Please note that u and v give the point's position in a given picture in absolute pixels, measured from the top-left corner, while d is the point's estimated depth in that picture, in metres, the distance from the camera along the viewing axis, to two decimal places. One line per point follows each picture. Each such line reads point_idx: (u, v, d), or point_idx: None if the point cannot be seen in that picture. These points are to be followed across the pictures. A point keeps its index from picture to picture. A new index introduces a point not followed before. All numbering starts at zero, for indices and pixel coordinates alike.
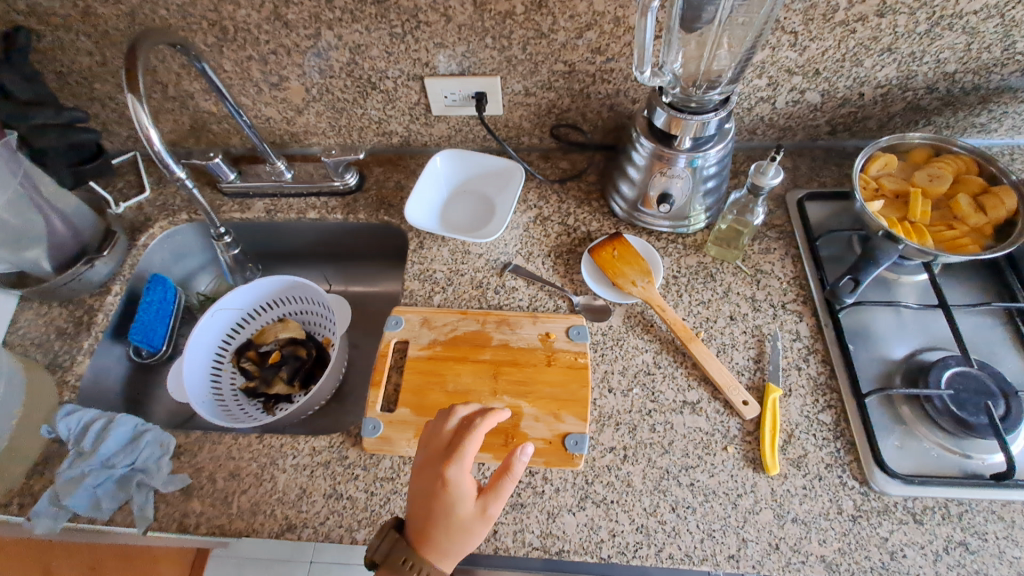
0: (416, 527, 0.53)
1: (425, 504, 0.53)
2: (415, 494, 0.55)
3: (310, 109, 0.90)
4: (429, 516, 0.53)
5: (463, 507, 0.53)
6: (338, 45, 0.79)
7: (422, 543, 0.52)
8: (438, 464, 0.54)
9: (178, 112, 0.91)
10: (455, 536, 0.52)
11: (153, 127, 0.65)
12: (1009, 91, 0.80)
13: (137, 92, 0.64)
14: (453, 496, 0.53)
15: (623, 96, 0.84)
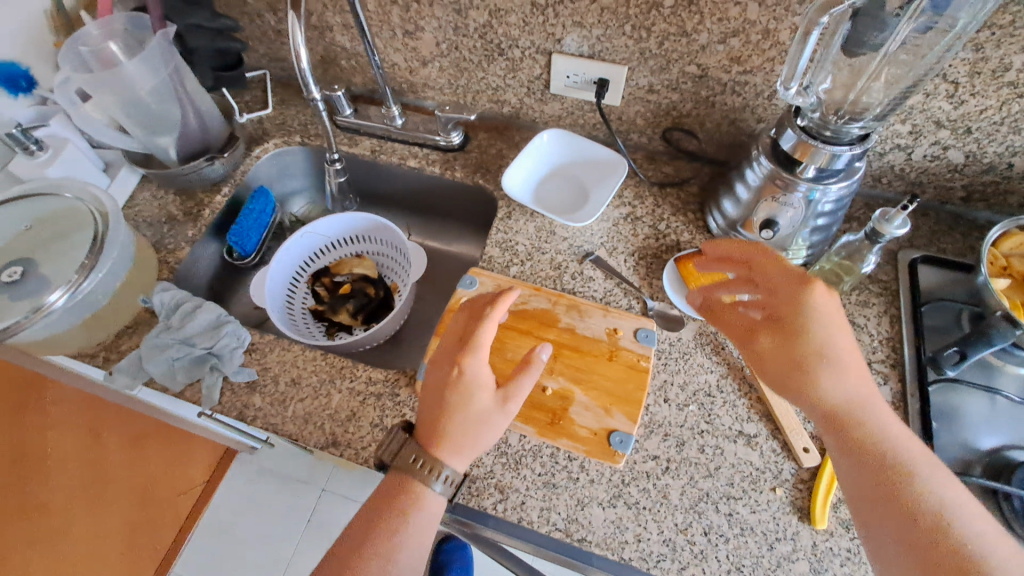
0: (430, 424, 0.58)
1: (438, 402, 0.58)
2: (427, 389, 0.61)
3: (434, 63, 0.92)
4: (442, 410, 0.58)
5: (479, 402, 0.58)
6: (480, 6, 0.80)
7: (435, 440, 0.58)
8: (450, 359, 0.61)
9: (315, 41, 0.95)
10: (471, 430, 0.57)
11: (304, 47, 0.69)
12: None
13: (298, 10, 0.67)
14: (467, 391, 0.58)
15: (749, 112, 0.81)
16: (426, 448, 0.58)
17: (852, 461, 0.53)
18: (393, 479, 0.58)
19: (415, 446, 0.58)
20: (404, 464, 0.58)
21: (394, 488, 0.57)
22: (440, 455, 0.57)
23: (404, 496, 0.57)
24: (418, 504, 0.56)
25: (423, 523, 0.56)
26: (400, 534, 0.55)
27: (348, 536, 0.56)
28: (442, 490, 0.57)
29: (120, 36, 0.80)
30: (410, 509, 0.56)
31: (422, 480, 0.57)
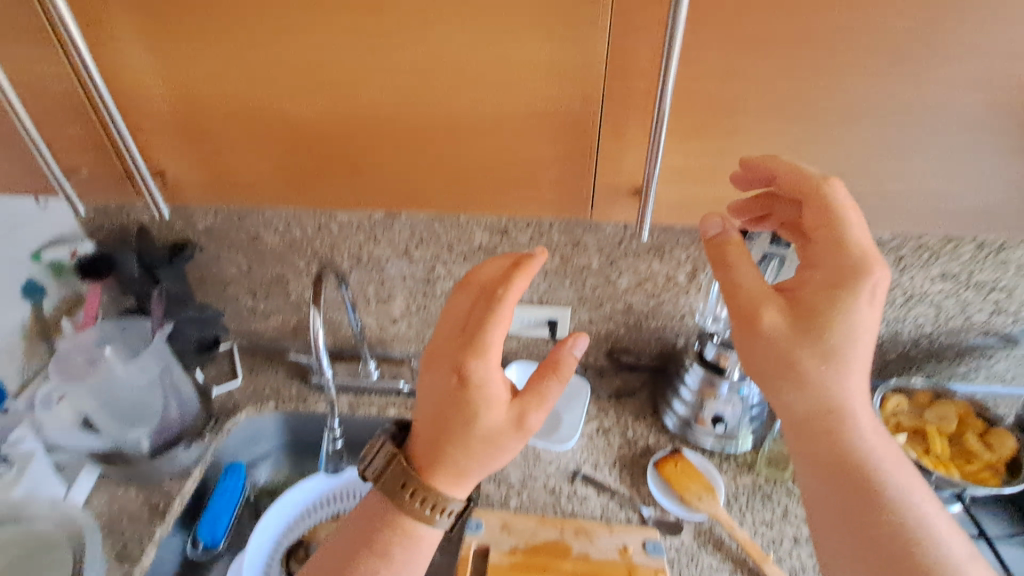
0: (430, 454, 0.54)
1: (438, 440, 0.53)
2: (426, 402, 0.54)
3: (403, 320, 1.06)
4: (444, 442, 0.53)
5: (490, 427, 0.52)
6: (446, 275, 0.98)
7: (436, 469, 0.54)
8: (451, 386, 0.52)
9: (288, 314, 1.05)
10: (476, 465, 0.53)
11: (322, 335, 0.76)
12: (980, 348, 0.99)
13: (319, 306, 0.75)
14: (472, 423, 0.52)
15: (670, 330, 1.00)
16: (430, 462, 0.54)
17: (822, 449, 0.54)
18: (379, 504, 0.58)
19: (410, 474, 0.55)
20: (397, 491, 0.55)
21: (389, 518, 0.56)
22: (441, 483, 0.54)
23: (403, 523, 0.56)
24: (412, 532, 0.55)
25: (411, 558, 0.56)
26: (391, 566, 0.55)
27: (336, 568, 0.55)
28: (447, 518, 0.55)
29: (125, 342, 0.92)
30: (398, 547, 0.55)
31: (417, 509, 0.54)
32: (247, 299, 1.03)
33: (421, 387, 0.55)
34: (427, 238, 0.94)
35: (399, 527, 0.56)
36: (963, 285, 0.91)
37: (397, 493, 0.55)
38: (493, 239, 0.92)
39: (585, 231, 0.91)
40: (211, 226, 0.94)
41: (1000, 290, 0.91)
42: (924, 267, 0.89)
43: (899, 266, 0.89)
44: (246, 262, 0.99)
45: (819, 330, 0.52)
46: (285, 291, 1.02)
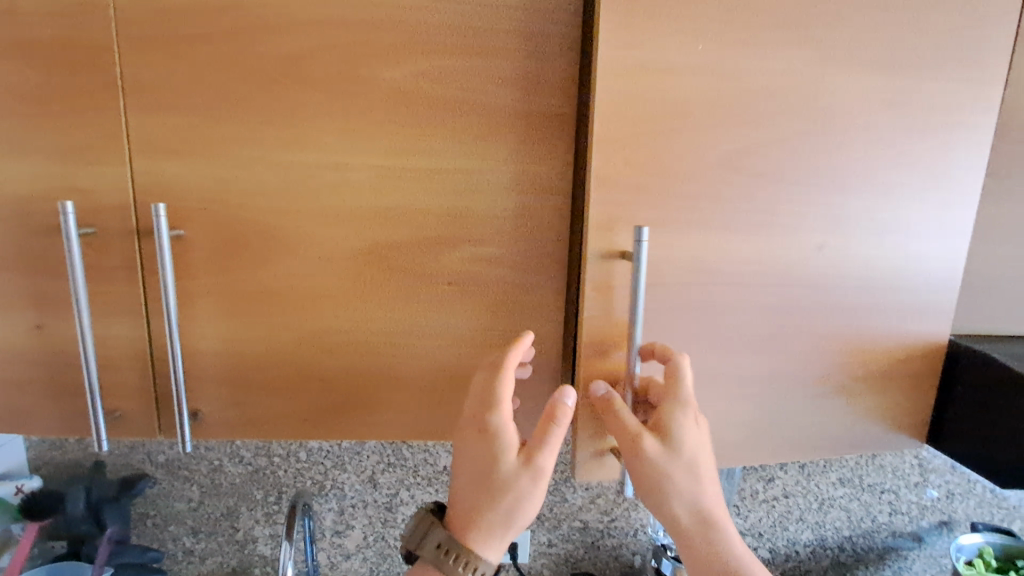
0: (462, 513, 0.54)
1: (464, 500, 0.53)
2: (451, 472, 0.55)
3: (358, 554, 1.02)
4: (469, 501, 0.53)
5: (504, 481, 0.52)
6: (409, 501, 1.01)
7: (463, 533, 0.54)
8: (467, 446, 0.53)
9: (231, 554, 0.99)
10: (503, 520, 0.53)
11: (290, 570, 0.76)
12: (894, 549, 1.10)
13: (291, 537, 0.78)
14: (490, 476, 0.52)
15: (626, 547, 1.01)
16: (463, 522, 0.54)
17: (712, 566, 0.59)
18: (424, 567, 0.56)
19: (443, 536, 0.54)
20: (435, 555, 0.54)
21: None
22: (471, 543, 0.54)
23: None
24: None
25: None
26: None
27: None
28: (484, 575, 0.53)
29: None
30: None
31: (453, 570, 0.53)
32: (187, 538, 0.99)
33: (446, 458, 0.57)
34: (394, 462, 1.00)
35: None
36: (858, 488, 1.07)
37: (436, 559, 0.54)
38: None
39: None
40: (173, 458, 0.96)
41: (888, 491, 1.08)
42: (824, 473, 1.06)
43: (804, 472, 1.05)
44: (198, 496, 0.98)
45: (662, 467, 0.54)
46: (232, 527, 0.99)
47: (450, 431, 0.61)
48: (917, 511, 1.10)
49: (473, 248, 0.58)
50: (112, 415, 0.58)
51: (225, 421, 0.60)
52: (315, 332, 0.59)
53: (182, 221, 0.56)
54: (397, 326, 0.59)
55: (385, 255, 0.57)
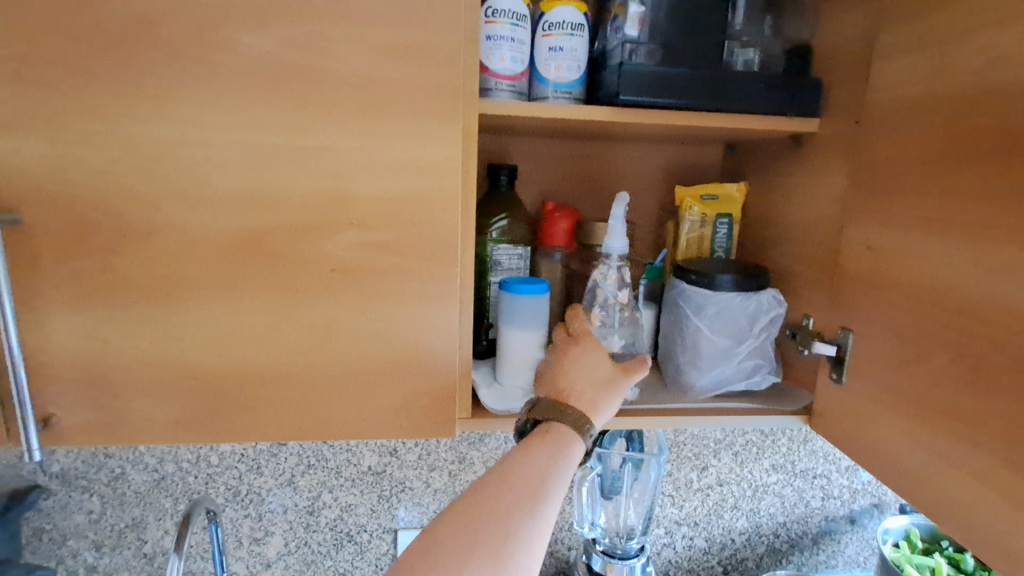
0: (572, 388, 0.59)
1: (573, 378, 0.60)
2: (550, 368, 0.62)
3: (279, 562, 0.96)
4: (577, 380, 0.60)
5: (607, 367, 0.62)
6: (332, 504, 0.96)
7: (576, 399, 0.59)
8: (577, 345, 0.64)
9: (138, 568, 0.93)
10: (606, 397, 0.60)
11: None
12: (828, 534, 1.10)
13: (181, 551, 0.74)
14: (593, 368, 0.61)
15: (560, 542, 0.98)
16: (570, 394, 0.59)
17: None
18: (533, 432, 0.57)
19: (559, 402, 0.59)
20: (551, 415, 0.57)
21: (534, 440, 0.56)
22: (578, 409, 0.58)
23: (554, 439, 0.56)
24: (565, 445, 0.55)
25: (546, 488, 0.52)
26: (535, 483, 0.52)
27: (460, 515, 0.49)
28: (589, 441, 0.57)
29: None
30: (548, 456, 0.54)
31: (567, 426, 0.57)
32: (89, 553, 0.92)
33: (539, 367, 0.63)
34: (315, 464, 0.95)
35: (550, 438, 0.56)
36: (791, 474, 1.07)
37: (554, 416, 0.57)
38: (381, 461, 0.96)
39: (470, 447, 0.98)
40: (68, 467, 0.89)
41: (820, 477, 1.08)
42: (757, 460, 1.05)
43: (737, 461, 1.04)
44: (100, 508, 0.91)
45: None
46: (139, 539, 0.93)
47: (343, 428, 0.59)
48: (848, 495, 1.10)
49: (355, 231, 0.55)
50: None
51: (84, 425, 0.55)
52: (185, 326, 0.55)
53: (21, 205, 0.50)
54: (277, 316, 0.56)
55: (261, 241, 0.54)
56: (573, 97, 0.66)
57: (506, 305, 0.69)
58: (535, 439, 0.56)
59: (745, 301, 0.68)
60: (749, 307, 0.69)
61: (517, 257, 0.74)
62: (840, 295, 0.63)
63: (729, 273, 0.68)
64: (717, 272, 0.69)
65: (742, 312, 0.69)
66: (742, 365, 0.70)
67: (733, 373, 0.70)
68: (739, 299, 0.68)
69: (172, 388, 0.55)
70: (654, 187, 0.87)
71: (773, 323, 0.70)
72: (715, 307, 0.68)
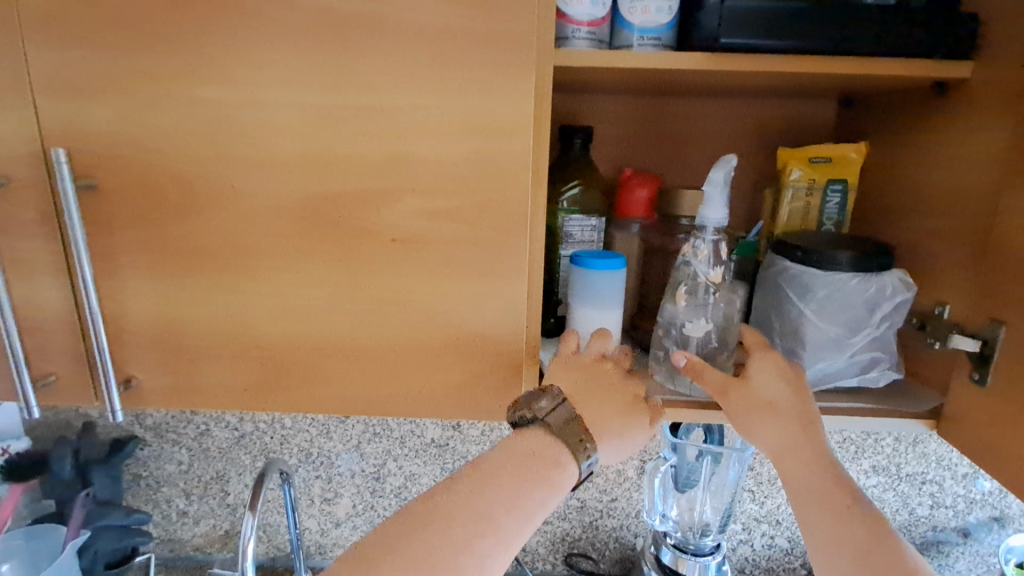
0: (592, 413, 0.54)
1: (601, 412, 0.54)
2: (571, 381, 0.55)
3: (348, 522, 0.99)
4: (605, 409, 0.55)
5: (638, 418, 0.56)
6: (397, 472, 0.97)
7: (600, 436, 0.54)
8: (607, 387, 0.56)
9: (223, 516, 1.00)
10: (624, 437, 0.54)
11: (253, 540, 0.74)
12: (936, 545, 0.97)
13: (254, 509, 0.76)
14: (618, 408, 0.55)
15: (627, 528, 0.94)
16: (593, 419, 0.54)
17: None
18: (534, 440, 0.52)
19: (578, 426, 0.53)
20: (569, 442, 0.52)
21: (528, 460, 0.51)
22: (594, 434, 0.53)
23: (545, 465, 0.51)
24: (558, 475, 0.51)
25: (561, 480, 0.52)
26: (516, 515, 0.49)
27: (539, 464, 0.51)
28: (582, 472, 0.53)
29: (20, 552, 0.85)
30: (536, 484, 0.51)
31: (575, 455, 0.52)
32: (180, 500, 0.99)
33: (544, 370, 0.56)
34: (381, 433, 0.96)
35: (545, 461, 0.51)
36: (895, 477, 0.95)
37: (568, 441, 0.53)
38: (444, 433, 0.95)
39: None
40: (160, 421, 0.96)
41: (931, 483, 0.95)
42: (855, 460, 0.94)
43: None
44: (188, 460, 0.97)
45: None
46: (223, 491, 0.99)
47: (404, 407, 0.57)
48: (963, 505, 0.96)
49: (417, 198, 0.51)
50: (44, 379, 0.55)
51: (161, 389, 0.56)
52: (249, 296, 0.54)
53: (97, 172, 0.51)
54: (338, 288, 0.53)
55: (321, 209, 0.52)
56: (661, 44, 0.57)
57: (577, 282, 0.62)
58: (529, 459, 0.51)
59: (863, 285, 0.58)
60: (868, 291, 0.58)
61: (591, 230, 0.68)
62: (992, 279, 0.51)
63: (846, 250, 0.58)
64: (831, 249, 0.59)
65: (857, 297, 0.58)
66: (855, 358, 0.60)
67: (792, 363, 0.58)
68: (856, 281, 0.58)
69: (239, 356, 0.55)
70: (750, 150, 0.76)
71: (897, 311, 0.59)
72: (823, 291, 0.59)
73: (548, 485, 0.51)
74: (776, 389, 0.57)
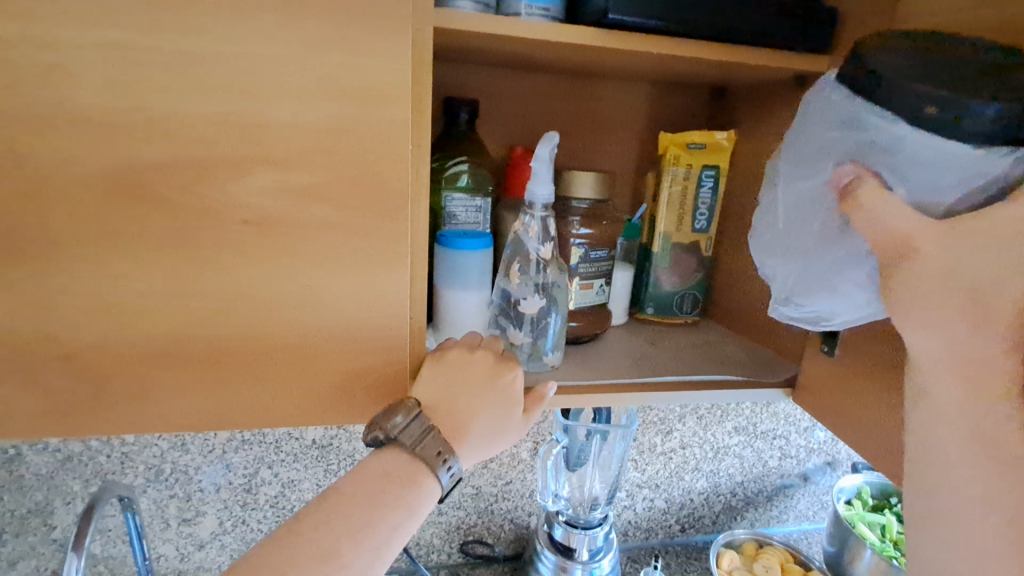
0: (456, 422, 0.51)
1: (467, 413, 0.52)
2: (444, 380, 0.52)
3: (214, 542, 0.87)
4: (468, 413, 0.52)
5: (506, 416, 0.53)
6: (272, 480, 0.87)
7: (464, 442, 0.51)
8: (480, 381, 0.53)
9: (47, 555, 0.83)
10: (491, 438, 0.53)
11: None
12: (782, 490, 1.11)
13: (81, 548, 0.62)
14: (487, 406, 0.53)
15: (520, 509, 0.94)
16: (456, 429, 0.51)
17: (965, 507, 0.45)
18: (391, 461, 0.49)
19: (440, 439, 0.49)
20: (428, 456, 0.49)
21: (379, 484, 0.47)
22: (453, 444, 0.50)
23: (399, 485, 0.48)
24: (413, 496, 0.47)
25: (413, 501, 0.47)
26: (364, 548, 0.45)
27: (389, 483, 0.47)
28: (445, 486, 0.49)
29: None
30: (389, 510, 0.46)
31: (433, 468, 0.49)
32: None
33: (428, 362, 0.52)
34: (250, 439, 0.85)
35: (393, 486, 0.47)
36: (752, 435, 1.06)
37: (425, 458, 0.49)
38: (326, 433, 0.87)
39: None
40: None
41: (780, 437, 1.08)
42: (720, 423, 1.03)
43: (701, 424, 1.02)
44: None
45: None
46: (45, 525, 0.81)
47: (270, 416, 0.49)
48: (804, 454, 1.11)
49: (272, 171, 0.43)
50: None
51: None
52: (51, 293, 0.42)
53: None
54: (175, 280, 0.44)
55: (148, 182, 0.42)
56: (550, 16, 0.54)
57: (442, 264, 0.60)
58: (379, 484, 0.47)
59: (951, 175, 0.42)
60: (972, 176, 0.42)
61: (475, 210, 0.64)
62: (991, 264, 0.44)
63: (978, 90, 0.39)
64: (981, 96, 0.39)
65: (951, 190, 0.43)
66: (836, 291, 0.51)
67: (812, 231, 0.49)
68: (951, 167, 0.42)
69: (40, 371, 0.44)
70: (634, 134, 0.77)
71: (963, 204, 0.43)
72: (900, 164, 0.44)
73: (400, 507, 0.47)
74: (984, 267, 0.39)
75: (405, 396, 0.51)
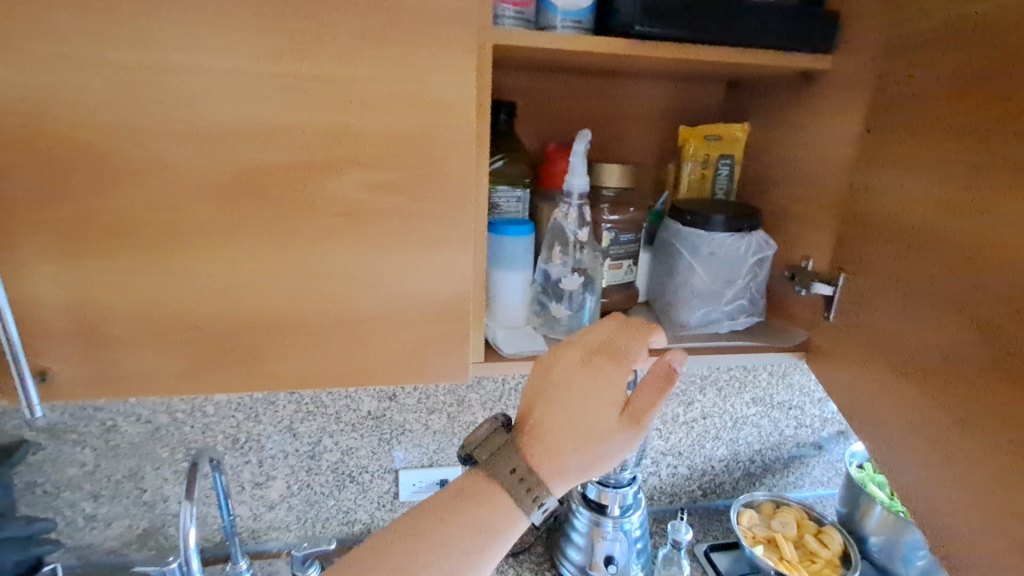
0: (547, 432, 0.57)
1: (556, 426, 0.57)
2: (544, 383, 0.59)
3: (282, 503, 0.98)
4: (557, 424, 0.57)
5: (598, 430, 0.56)
6: (333, 448, 0.97)
7: (547, 459, 0.57)
8: (584, 383, 0.57)
9: (139, 514, 0.94)
10: (581, 458, 0.56)
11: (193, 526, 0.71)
12: (798, 459, 1.18)
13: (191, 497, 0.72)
14: (588, 419, 0.56)
15: None
16: (541, 445, 0.57)
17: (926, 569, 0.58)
18: (473, 480, 0.58)
19: (513, 458, 0.57)
20: (506, 476, 0.57)
21: (457, 503, 0.57)
22: (533, 460, 0.57)
23: (475, 505, 0.56)
24: (484, 517, 0.56)
25: (486, 519, 0.56)
26: (440, 560, 0.54)
27: (464, 502, 0.57)
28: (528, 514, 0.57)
29: None
30: (462, 530, 0.55)
31: (507, 488, 0.57)
32: (86, 503, 0.92)
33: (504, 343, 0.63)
34: (313, 410, 0.95)
35: (472, 503, 0.57)
36: (769, 406, 1.13)
37: (501, 480, 0.57)
38: (380, 405, 0.97)
39: (468, 391, 1.00)
40: (59, 421, 0.87)
41: (796, 408, 1.15)
42: (738, 394, 1.11)
43: (720, 395, 1.10)
44: (93, 460, 0.90)
45: None
46: (138, 488, 0.93)
47: (355, 377, 0.58)
48: (820, 423, 1.17)
49: (360, 170, 0.52)
50: None
51: (85, 381, 0.53)
52: (186, 274, 0.52)
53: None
54: (280, 262, 0.53)
55: (261, 181, 0.51)
56: (581, 27, 0.62)
57: (490, 248, 0.68)
58: (460, 501, 0.57)
59: (733, 238, 0.71)
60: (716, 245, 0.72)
61: (515, 201, 0.72)
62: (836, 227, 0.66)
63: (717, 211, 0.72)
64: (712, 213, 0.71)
65: (704, 248, 0.72)
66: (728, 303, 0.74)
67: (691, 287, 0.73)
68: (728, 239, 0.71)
69: (175, 339, 0.53)
70: (655, 128, 0.85)
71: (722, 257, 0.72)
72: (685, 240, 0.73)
73: (476, 527, 0.55)
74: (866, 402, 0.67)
75: (496, 420, 0.61)
